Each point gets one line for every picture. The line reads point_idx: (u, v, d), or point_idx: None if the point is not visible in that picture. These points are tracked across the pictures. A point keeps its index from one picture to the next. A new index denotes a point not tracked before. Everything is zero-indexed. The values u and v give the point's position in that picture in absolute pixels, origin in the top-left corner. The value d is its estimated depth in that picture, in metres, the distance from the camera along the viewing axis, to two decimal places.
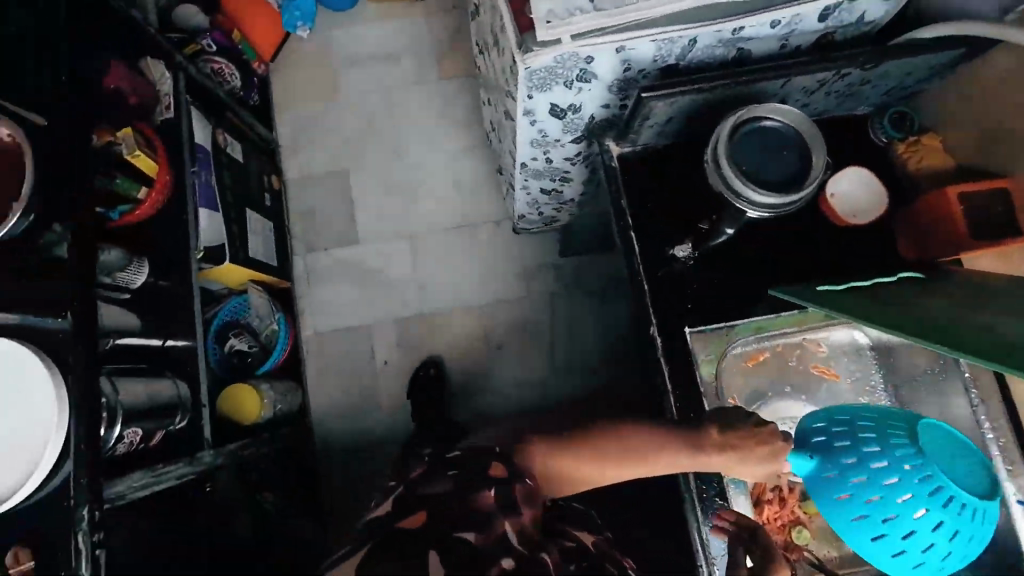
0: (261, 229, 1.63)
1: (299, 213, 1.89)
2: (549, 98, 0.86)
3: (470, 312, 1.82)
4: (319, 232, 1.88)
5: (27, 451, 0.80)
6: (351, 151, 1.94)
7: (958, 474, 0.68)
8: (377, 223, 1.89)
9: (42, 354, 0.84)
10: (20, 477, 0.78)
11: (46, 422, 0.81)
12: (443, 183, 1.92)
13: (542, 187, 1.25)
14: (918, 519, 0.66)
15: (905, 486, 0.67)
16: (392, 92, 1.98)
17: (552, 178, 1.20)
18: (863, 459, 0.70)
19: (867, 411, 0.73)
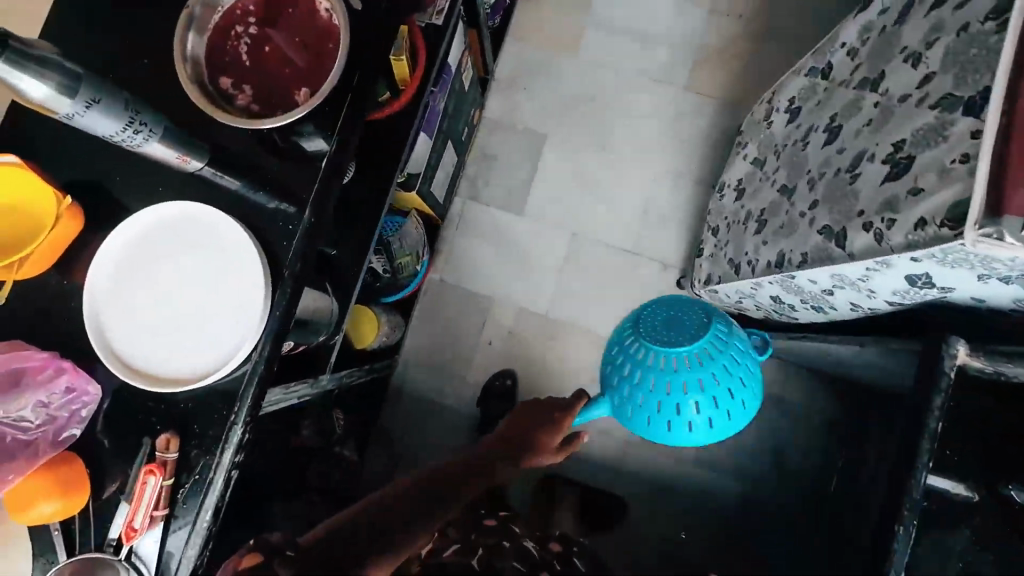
0: (448, 166, 1.52)
1: (479, 157, 1.76)
2: (931, 269, 0.73)
3: (592, 341, 1.70)
4: (488, 185, 1.75)
5: (209, 353, 0.76)
6: (559, 117, 1.76)
7: (669, 337, 1.03)
8: (547, 206, 1.74)
9: (263, 261, 0.78)
10: (201, 373, 0.75)
11: (239, 337, 0.76)
12: (632, 199, 1.73)
13: (768, 292, 1.10)
14: (694, 408, 1.01)
15: (652, 396, 1.02)
16: (631, 79, 1.77)
17: (789, 296, 1.05)
18: (635, 369, 1.03)
19: (625, 322, 1.10)
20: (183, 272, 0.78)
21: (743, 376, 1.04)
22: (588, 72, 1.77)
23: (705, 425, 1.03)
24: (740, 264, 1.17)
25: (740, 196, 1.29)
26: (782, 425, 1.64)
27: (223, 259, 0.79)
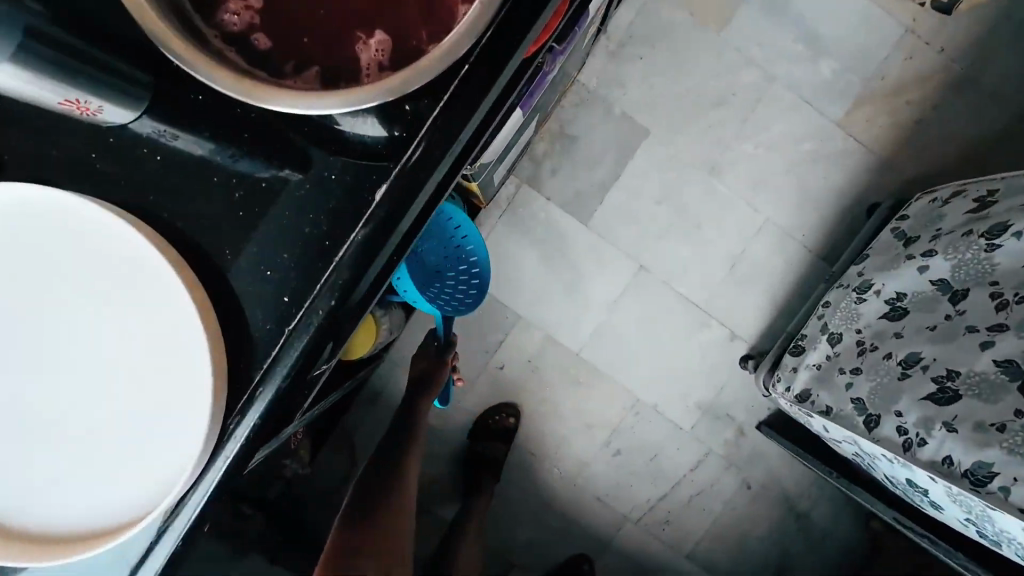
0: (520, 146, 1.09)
1: (554, 132, 1.32)
2: None
3: (622, 400, 1.40)
4: (556, 173, 1.33)
5: (77, 505, 0.41)
6: (669, 111, 1.33)
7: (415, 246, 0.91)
8: (620, 223, 1.35)
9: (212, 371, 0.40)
10: (76, 534, 0.41)
11: (132, 495, 0.41)
12: (723, 244, 1.37)
13: (882, 456, 0.88)
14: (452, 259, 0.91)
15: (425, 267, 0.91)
16: (774, 87, 1.33)
17: (904, 475, 0.86)
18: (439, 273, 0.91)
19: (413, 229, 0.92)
20: (71, 335, 0.41)
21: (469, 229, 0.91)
22: (727, 62, 1.32)
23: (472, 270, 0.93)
24: (861, 403, 0.91)
25: (895, 317, 0.95)
26: (795, 543, 1.45)
27: (140, 339, 0.41)
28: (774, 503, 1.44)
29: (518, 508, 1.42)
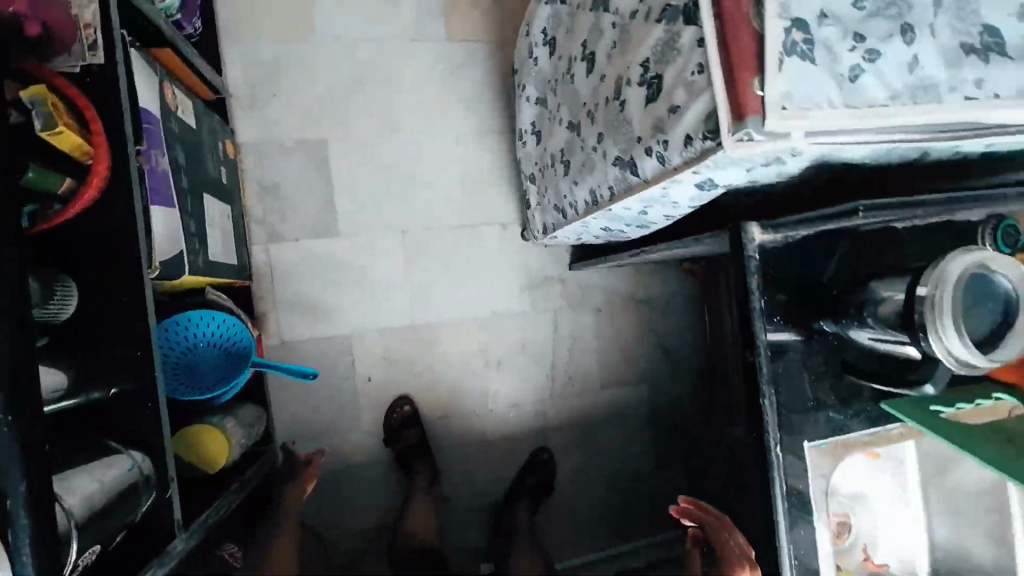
0: (220, 223, 1.24)
1: (257, 189, 1.49)
2: (721, 177, 0.71)
3: (468, 328, 1.63)
4: (284, 217, 1.50)
5: None
6: (330, 116, 1.54)
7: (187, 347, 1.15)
8: (361, 216, 1.55)
9: None
10: None
11: None
12: (445, 173, 1.62)
13: (594, 225, 1.14)
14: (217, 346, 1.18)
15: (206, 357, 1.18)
16: (385, 47, 1.58)
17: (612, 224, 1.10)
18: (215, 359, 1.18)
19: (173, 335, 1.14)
20: None
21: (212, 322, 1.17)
22: (338, 53, 1.55)
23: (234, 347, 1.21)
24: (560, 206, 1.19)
25: (539, 139, 1.25)
26: (658, 319, 1.79)
27: None
28: (625, 307, 1.76)
29: (461, 464, 1.62)
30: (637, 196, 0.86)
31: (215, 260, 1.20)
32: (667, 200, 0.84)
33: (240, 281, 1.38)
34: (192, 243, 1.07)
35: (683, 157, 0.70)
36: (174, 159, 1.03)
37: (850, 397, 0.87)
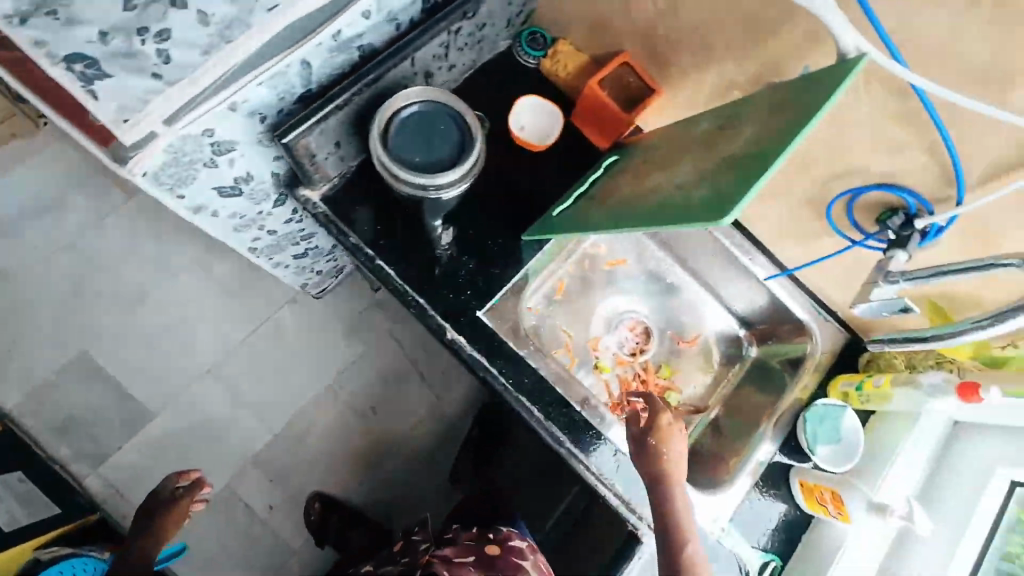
0: (15, 491, 1.23)
1: (55, 435, 1.47)
2: (206, 182, 0.75)
3: (321, 401, 1.64)
4: (97, 439, 1.50)
5: None
6: (74, 325, 1.55)
7: None
8: (163, 387, 1.57)
9: None
10: None
11: None
12: (209, 296, 1.64)
13: (292, 256, 1.11)
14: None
15: None
16: (79, 236, 1.60)
17: (303, 240, 1.08)
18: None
19: None
20: None
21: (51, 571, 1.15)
22: (41, 272, 1.56)
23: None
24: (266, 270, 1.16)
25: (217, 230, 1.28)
26: None
27: None
28: None
29: (405, 504, 1.62)
30: (230, 231, 0.91)
31: (18, 526, 1.16)
32: (245, 218, 0.89)
33: (69, 523, 1.30)
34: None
35: (152, 191, 0.74)
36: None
37: (482, 253, 0.87)
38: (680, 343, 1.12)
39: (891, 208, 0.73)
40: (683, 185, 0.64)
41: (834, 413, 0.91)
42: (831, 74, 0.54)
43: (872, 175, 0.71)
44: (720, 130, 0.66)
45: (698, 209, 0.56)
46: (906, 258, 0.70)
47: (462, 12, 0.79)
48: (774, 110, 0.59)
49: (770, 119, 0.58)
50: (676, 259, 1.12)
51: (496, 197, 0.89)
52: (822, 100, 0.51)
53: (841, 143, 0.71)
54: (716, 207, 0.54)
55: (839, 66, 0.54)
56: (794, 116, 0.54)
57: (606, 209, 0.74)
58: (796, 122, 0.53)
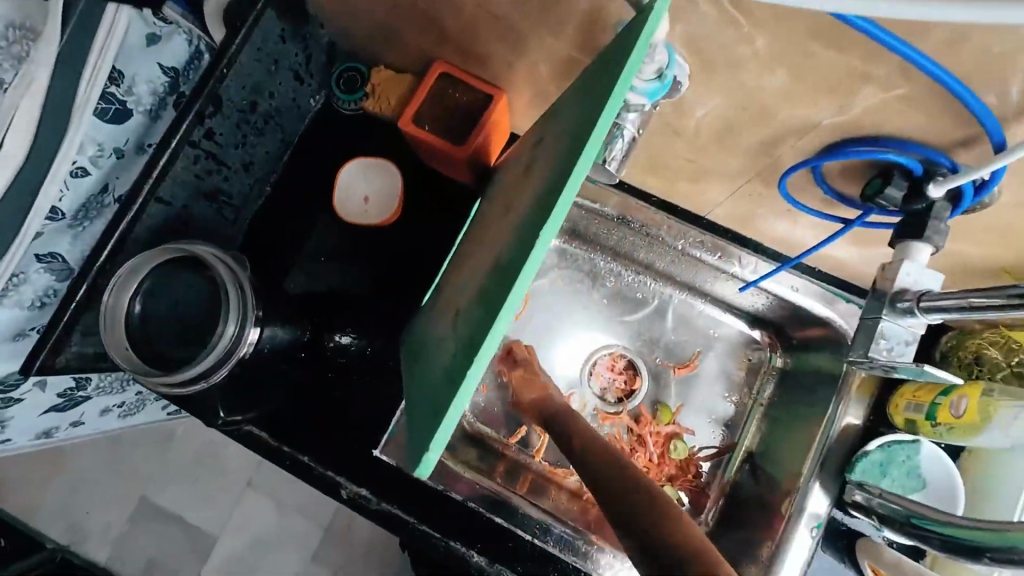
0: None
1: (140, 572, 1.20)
2: (29, 415, 0.66)
3: None
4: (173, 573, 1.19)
5: None
6: None
7: None
8: (200, 500, 1.21)
9: None
10: None
11: None
12: None
13: None
14: None
15: None
16: None
17: None
18: None
19: None
20: None
21: None
22: None
23: None
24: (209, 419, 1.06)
25: None
26: None
27: None
28: None
29: None
30: (123, 417, 0.83)
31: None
32: (124, 404, 0.80)
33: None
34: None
35: None
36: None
37: (349, 370, 0.70)
38: (675, 372, 0.85)
39: (880, 170, 0.44)
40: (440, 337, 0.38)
41: (905, 457, 0.61)
42: (581, 132, 0.30)
43: (823, 134, 0.43)
44: (503, 209, 0.42)
45: (418, 431, 0.33)
46: (934, 248, 0.44)
47: (196, 113, 0.58)
48: (535, 186, 0.34)
49: (523, 208, 0.33)
50: (638, 267, 0.85)
51: (366, 296, 0.73)
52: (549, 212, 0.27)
53: (761, 103, 0.43)
54: (427, 416, 0.30)
55: (596, 107, 0.29)
56: (534, 215, 0.30)
57: (414, 338, 0.51)
58: (522, 241, 0.29)
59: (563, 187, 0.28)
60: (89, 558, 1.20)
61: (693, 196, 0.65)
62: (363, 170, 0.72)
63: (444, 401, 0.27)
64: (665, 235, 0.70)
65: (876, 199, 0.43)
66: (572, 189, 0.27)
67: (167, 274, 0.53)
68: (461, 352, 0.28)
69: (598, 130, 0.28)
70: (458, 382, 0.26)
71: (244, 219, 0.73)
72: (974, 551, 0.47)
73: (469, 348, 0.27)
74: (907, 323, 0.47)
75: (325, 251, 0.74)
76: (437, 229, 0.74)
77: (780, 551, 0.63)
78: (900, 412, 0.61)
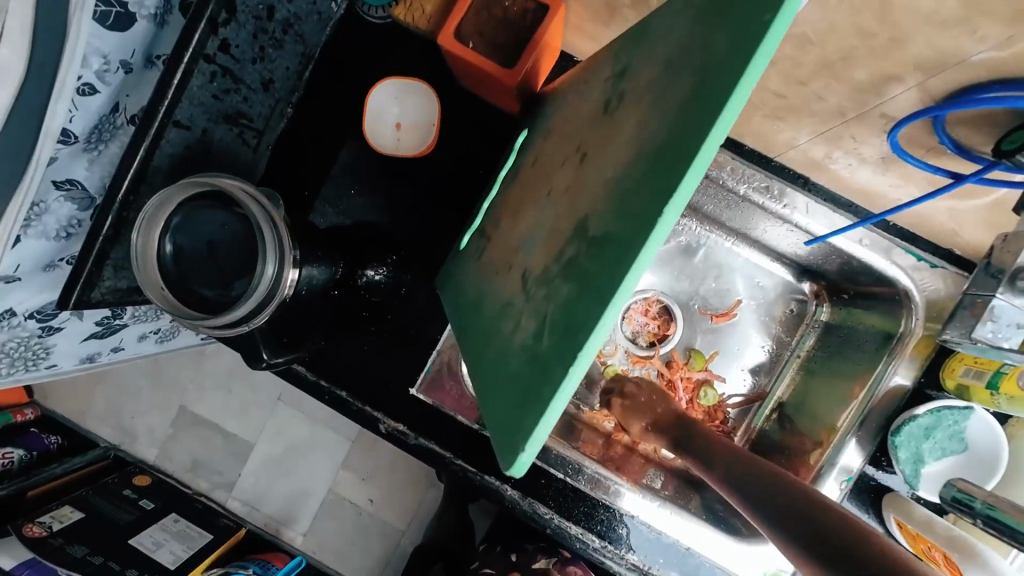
0: (171, 532, 1.09)
1: (187, 471, 1.27)
2: (71, 341, 0.66)
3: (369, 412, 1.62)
4: (219, 473, 1.26)
5: None
6: None
7: None
8: (239, 412, 1.27)
9: None
10: None
11: None
12: None
13: None
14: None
15: None
16: None
17: None
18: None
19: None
20: None
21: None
22: None
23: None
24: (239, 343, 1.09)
25: None
26: None
27: None
28: None
29: None
30: (161, 342, 0.85)
31: (179, 565, 1.02)
32: (161, 329, 0.81)
33: (232, 539, 1.14)
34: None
35: (19, 374, 0.64)
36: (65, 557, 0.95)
37: (382, 309, 0.68)
38: (712, 321, 0.82)
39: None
40: (506, 301, 0.33)
41: (954, 422, 0.59)
42: (717, 66, 0.23)
43: (968, 72, 0.38)
44: (578, 156, 0.35)
45: (492, 413, 0.28)
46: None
47: (208, 21, 0.50)
48: (636, 135, 0.28)
49: (622, 164, 0.27)
50: (684, 209, 0.80)
51: (399, 233, 0.70)
52: (675, 175, 0.22)
53: (895, 28, 0.37)
54: (509, 398, 0.26)
55: (743, 28, 0.22)
56: (646, 178, 0.24)
57: (462, 294, 0.47)
58: (635, 212, 0.23)
59: (695, 144, 0.22)
60: (140, 456, 1.29)
61: (768, 136, 0.58)
62: (396, 91, 0.66)
63: (534, 398, 0.23)
64: (727, 179, 0.63)
65: (1016, 156, 0.40)
66: (711, 145, 0.21)
67: (197, 208, 0.50)
68: (553, 343, 0.24)
69: (752, 61, 0.21)
70: (556, 381, 0.22)
71: (265, 145, 0.67)
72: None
73: (567, 342, 0.23)
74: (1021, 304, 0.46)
75: (354, 183, 0.69)
76: (474, 162, 0.68)
77: None
78: (954, 376, 0.60)
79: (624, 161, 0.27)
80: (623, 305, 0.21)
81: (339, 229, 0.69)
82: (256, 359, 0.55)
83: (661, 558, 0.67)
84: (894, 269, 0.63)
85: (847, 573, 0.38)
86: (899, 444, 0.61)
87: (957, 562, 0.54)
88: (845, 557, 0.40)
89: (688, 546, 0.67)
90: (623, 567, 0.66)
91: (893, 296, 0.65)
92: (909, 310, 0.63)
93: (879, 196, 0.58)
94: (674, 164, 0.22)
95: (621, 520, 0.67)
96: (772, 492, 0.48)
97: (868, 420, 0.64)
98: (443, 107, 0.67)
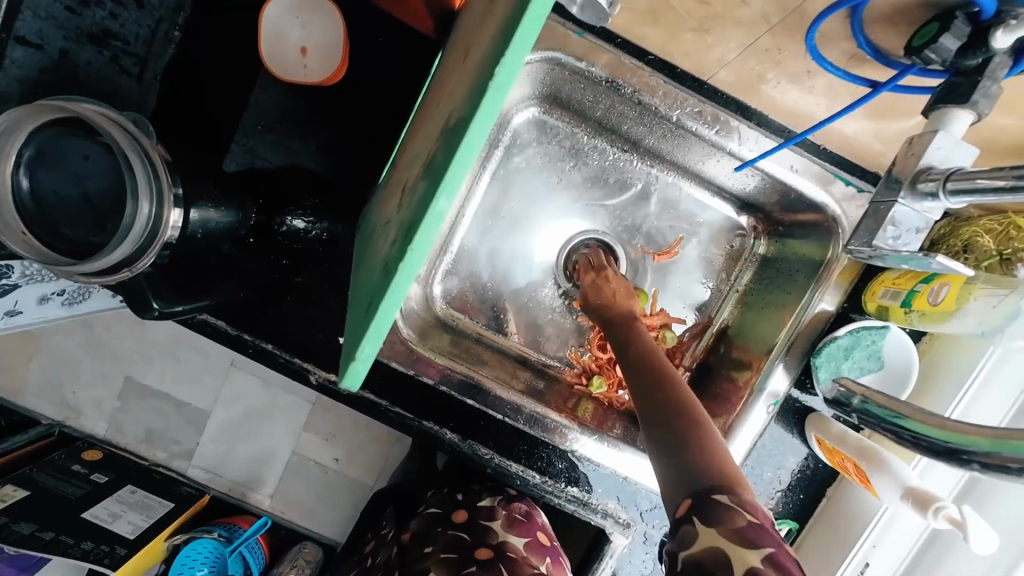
0: (128, 503, 1.05)
1: (140, 443, 1.22)
2: None
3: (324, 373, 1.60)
4: (175, 442, 1.22)
5: None
6: None
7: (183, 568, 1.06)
8: (184, 379, 1.21)
9: None
10: None
11: None
12: None
13: None
14: (196, 559, 1.07)
15: (199, 566, 1.07)
16: None
17: None
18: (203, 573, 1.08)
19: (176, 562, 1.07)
20: None
21: (192, 549, 1.07)
22: None
23: (209, 558, 1.07)
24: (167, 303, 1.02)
25: None
26: None
27: None
28: None
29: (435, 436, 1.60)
30: (69, 305, 0.78)
31: (140, 534, 1.00)
32: (66, 292, 0.74)
33: (194, 506, 1.13)
34: (96, 553, 0.93)
35: None
36: (12, 534, 0.90)
37: (306, 258, 0.63)
38: (654, 259, 0.81)
39: (940, 16, 0.43)
40: (384, 220, 0.32)
41: (871, 340, 0.62)
42: None
43: None
44: (461, 59, 0.32)
45: (362, 320, 0.29)
46: (973, 117, 0.43)
47: None
48: (498, 18, 0.26)
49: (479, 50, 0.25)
50: (625, 147, 0.77)
51: (317, 174, 0.65)
52: (505, 54, 0.21)
53: None
54: (367, 304, 0.26)
55: None
56: (489, 57, 0.23)
57: (366, 224, 0.45)
58: (472, 97, 0.22)
59: (526, 16, 0.21)
60: (88, 431, 1.22)
61: (700, 55, 0.55)
62: (296, 9, 0.59)
63: (381, 297, 0.24)
64: (660, 108, 0.60)
65: (925, 51, 0.44)
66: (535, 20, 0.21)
67: (52, 140, 0.43)
68: (397, 243, 0.23)
69: None
70: (395, 277, 0.22)
71: (152, 74, 0.58)
72: (919, 443, 0.43)
73: (405, 238, 0.23)
74: (923, 208, 0.46)
75: (260, 119, 0.62)
76: (394, 90, 0.63)
77: (736, 422, 0.66)
78: (875, 299, 0.61)
79: (483, 50, 0.26)
80: (454, 195, 0.22)
81: (248, 171, 0.63)
82: (146, 309, 0.50)
83: (601, 487, 0.69)
84: (824, 196, 0.62)
85: (688, 504, 0.41)
86: (820, 365, 0.64)
87: (866, 468, 0.58)
88: (691, 491, 0.42)
89: (623, 474, 0.69)
90: (564, 499, 0.68)
91: (823, 224, 0.65)
92: (834, 237, 0.64)
93: (805, 118, 0.57)
94: (506, 42, 0.22)
95: (561, 456, 0.68)
96: (649, 386, 0.51)
97: (795, 347, 0.66)
98: (353, 27, 0.61)
